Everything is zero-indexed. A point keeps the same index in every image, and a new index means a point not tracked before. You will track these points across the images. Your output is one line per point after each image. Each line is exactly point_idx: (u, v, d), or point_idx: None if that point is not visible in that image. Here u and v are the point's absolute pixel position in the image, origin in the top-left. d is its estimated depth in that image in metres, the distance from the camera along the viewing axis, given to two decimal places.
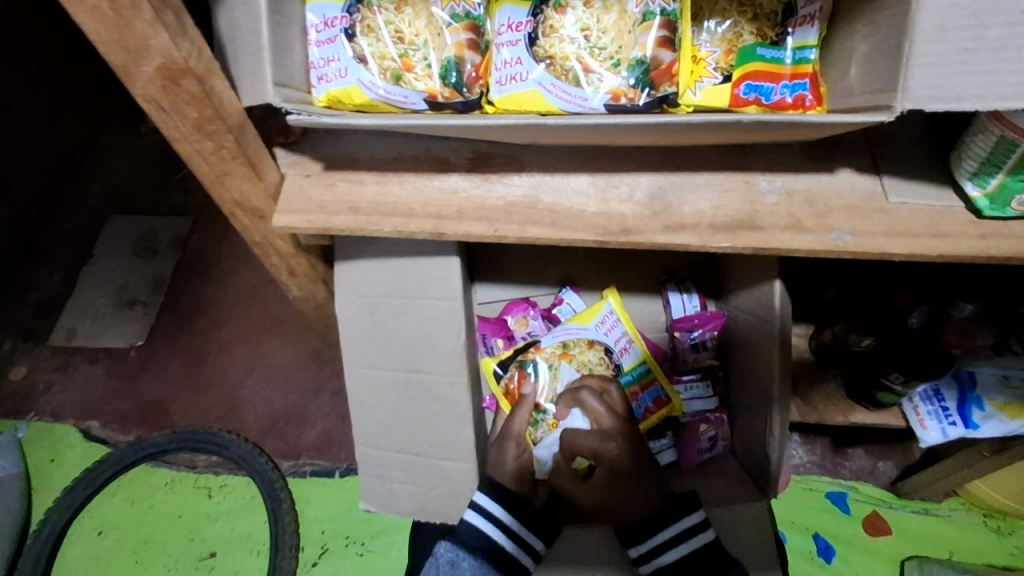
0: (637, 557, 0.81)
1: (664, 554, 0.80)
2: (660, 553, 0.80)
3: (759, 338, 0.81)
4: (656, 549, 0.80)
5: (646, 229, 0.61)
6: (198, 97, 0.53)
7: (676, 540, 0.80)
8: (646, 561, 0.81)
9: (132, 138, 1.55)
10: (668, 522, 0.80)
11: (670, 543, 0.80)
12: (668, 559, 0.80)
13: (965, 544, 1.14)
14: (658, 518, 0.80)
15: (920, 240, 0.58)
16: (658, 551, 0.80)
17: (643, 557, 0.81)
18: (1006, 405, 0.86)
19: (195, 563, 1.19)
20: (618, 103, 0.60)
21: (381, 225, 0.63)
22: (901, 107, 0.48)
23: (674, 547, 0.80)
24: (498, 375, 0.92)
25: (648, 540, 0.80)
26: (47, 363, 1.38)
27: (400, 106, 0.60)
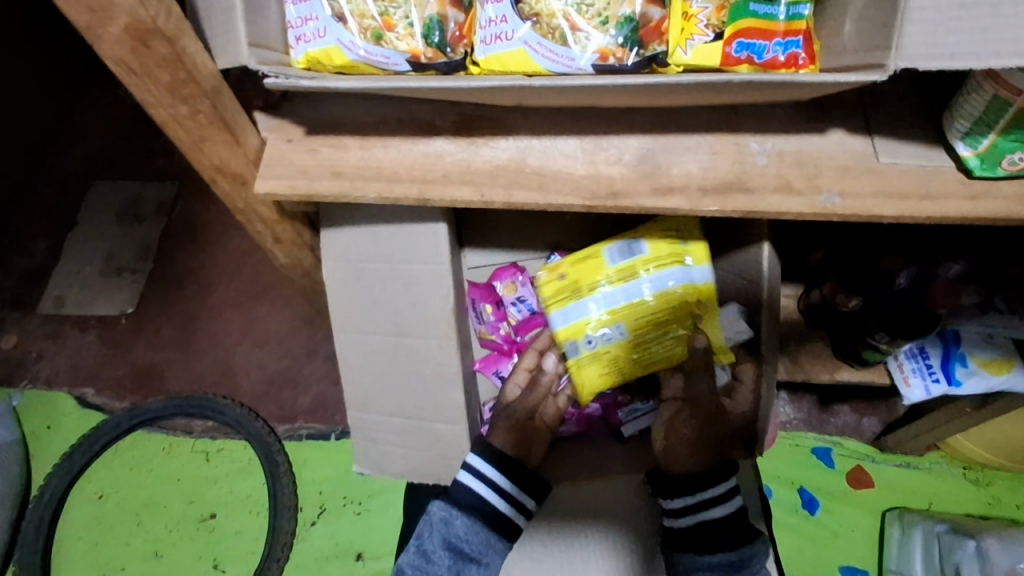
0: (680, 508, 0.82)
1: (709, 509, 0.82)
2: (706, 507, 0.82)
3: (747, 300, 0.84)
4: (705, 502, 0.81)
5: (634, 193, 0.60)
6: (170, 60, 0.51)
7: (718, 498, 0.82)
8: (688, 514, 0.82)
9: (111, 100, 1.51)
10: (720, 479, 0.82)
11: (716, 500, 0.82)
12: (711, 514, 0.82)
13: (943, 494, 1.18)
14: (706, 475, 0.82)
15: (909, 202, 0.58)
16: (706, 505, 0.82)
17: (686, 509, 0.82)
18: (989, 362, 0.88)
19: (196, 524, 1.21)
20: (606, 63, 0.58)
21: (365, 191, 0.62)
22: (894, 65, 0.47)
23: (720, 504, 0.82)
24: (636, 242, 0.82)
25: (701, 492, 0.81)
26: (37, 331, 1.37)
27: (382, 67, 0.58)
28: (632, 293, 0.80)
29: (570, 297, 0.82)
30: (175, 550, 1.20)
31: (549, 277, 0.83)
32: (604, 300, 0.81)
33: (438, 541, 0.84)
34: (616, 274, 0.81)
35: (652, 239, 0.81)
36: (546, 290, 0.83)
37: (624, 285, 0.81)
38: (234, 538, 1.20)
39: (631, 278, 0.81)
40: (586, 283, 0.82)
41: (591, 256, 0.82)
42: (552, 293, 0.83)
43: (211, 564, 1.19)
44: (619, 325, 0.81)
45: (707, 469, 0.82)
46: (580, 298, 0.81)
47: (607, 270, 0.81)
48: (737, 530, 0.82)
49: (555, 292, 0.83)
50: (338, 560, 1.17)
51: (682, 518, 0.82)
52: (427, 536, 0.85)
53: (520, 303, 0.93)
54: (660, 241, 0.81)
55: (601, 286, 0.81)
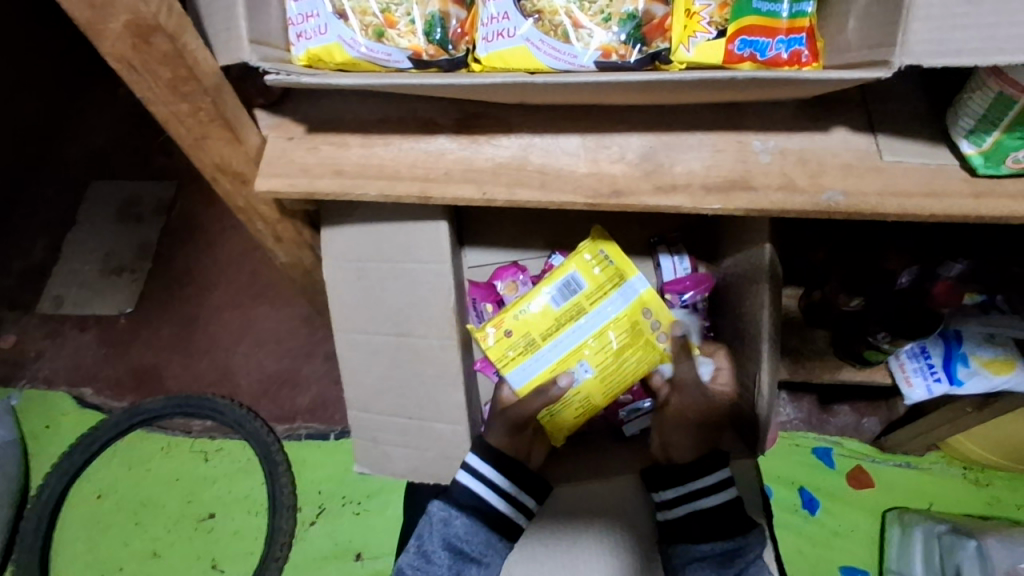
0: (672, 499, 0.85)
1: (700, 499, 0.85)
2: (697, 497, 0.84)
3: (750, 298, 0.81)
4: (696, 493, 0.84)
5: (637, 191, 0.60)
6: (170, 57, 0.51)
7: (710, 488, 0.85)
8: (681, 504, 0.85)
9: (110, 99, 1.50)
10: (711, 471, 0.85)
11: (707, 490, 0.85)
12: (702, 503, 0.85)
13: (943, 494, 1.18)
14: (698, 465, 0.85)
15: (913, 200, 0.58)
16: (696, 495, 0.85)
17: (678, 499, 0.85)
18: (992, 362, 0.89)
19: (196, 524, 1.21)
20: (609, 60, 0.58)
21: (366, 189, 0.62)
22: (899, 62, 0.46)
23: (711, 494, 0.85)
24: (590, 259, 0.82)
25: (691, 483, 0.84)
26: (36, 331, 1.37)
27: (384, 65, 0.58)
28: (582, 332, 0.81)
29: (524, 353, 0.81)
30: (174, 550, 1.19)
31: (494, 341, 0.80)
32: (559, 344, 0.81)
33: (438, 542, 0.84)
34: (563, 316, 0.81)
35: (581, 268, 0.82)
36: (495, 353, 0.81)
37: (571, 326, 0.81)
38: (233, 537, 1.20)
39: (580, 314, 0.81)
40: (537, 333, 0.81)
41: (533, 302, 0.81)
42: (501, 356, 0.81)
43: (210, 563, 1.18)
44: (583, 363, 0.81)
45: (700, 457, 0.85)
46: (536, 350, 0.81)
47: (554, 314, 0.81)
48: (729, 520, 0.85)
49: (504, 356, 0.81)
50: (337, 561, 1.16)
51: (674, 509, 0.85)
52: (427, 536, 0.85)
53: None
54: (589, 268, 0.82)
55: (552, 330, 0.81)
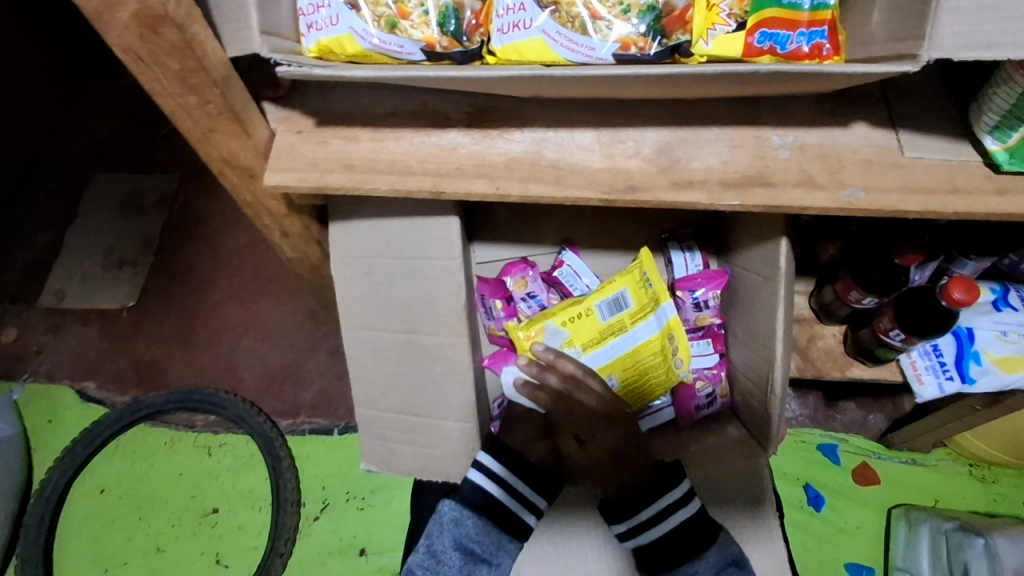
0: (621, 532, 0.84)
1: (645, 533, 0.82)
2: (646, 528, 0.82)
3: (766, 294, 0.79)
4: (637, 528, 0.82)
5: (653, 186, 0.59)
6: (179, 48, 0.49)
7: (659, 516, 0.82)
8: (631, 538, 0.84)
9: (111, 91, 1.49)
10: (648, 502, 0.82)
11: (656, 518, 0.82)
12: (653, 534, 0.82)
13: (949, 491, 1.17)
14: (640, 498, 0.82)
15: (935, 197, 0.57)
16: (638, 531, 0.83)
17: (626, 533, 0.84)
18: (1003, 359, 0.87)
19: (199, 519, 1.20)
20: (628, 53, 0.57)
21: (377, 183, 0.61)
22: (928, 56, 0.45)
23: (655, 526, 0.82)
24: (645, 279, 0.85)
25: (630, 519, 0.82)
26: (38, 325, 1.36)
27: (396, 57, 0.57)
28: (618, 350, 0.86)
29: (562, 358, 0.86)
30: (178, 544, 1.19)
31: (539, 342, 0.85)
32: (596, 356, 0.86)
33: (448, 541, 0.83)
34: (606, 329, 0.86)
35: (630, 288, 0.86)
36: (535, 352, 0.85)
37: (611, 341, 0.86)
38: (237, 532, 1.19)
39: (620, 331, 0.86)
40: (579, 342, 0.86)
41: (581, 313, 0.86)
42: (543, 358, 0.86)
43: (214, 558, 1.18)
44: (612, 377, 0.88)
45: (650, 481, 0.83)
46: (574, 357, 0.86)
47: (600, 325, 0.86)
48: (683, 545, 0.82)
49: (544, 356, 0.86)
50: (340, 557, 1.15)
51: (628, 541, 0.84)
52: (437, 536, 0.83)
53: (531, 299, 0.91)
54: (639, 290, 0.85)
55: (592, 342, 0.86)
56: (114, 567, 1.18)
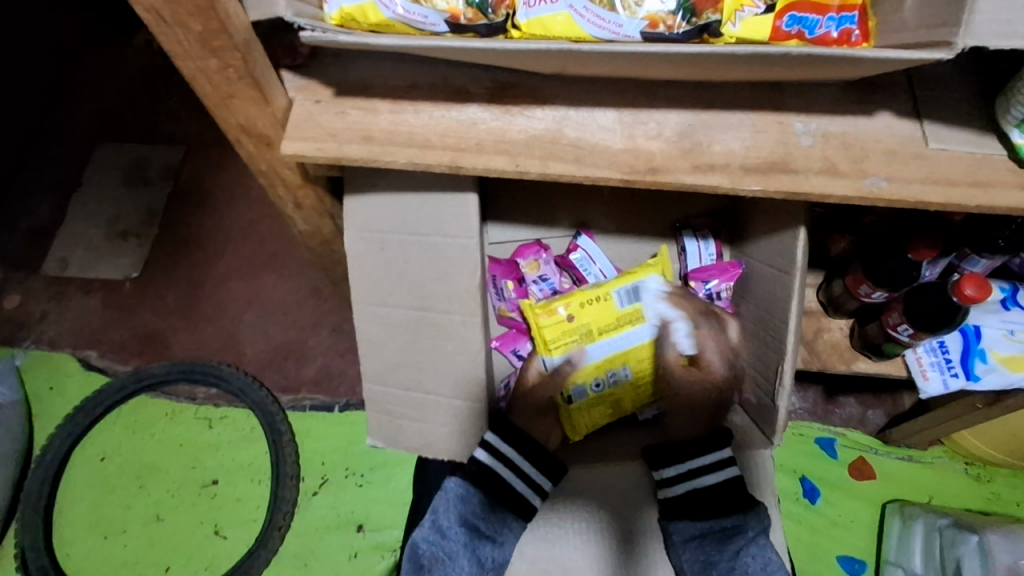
0: (673, 477, 0.85)
1: (702, 476, 0.84)
2: (698, 474, 0.84)
3: (781, 285, 0.79)
4: (698, 469, 0.84)
5: (674, 168, 0.58)
6: (202, 8, 0.48)
7: (715, 464, 0.85)
8: (681, 482, 0.84)
9: (118, 59, 1.48)
10: (715, 446, 0.85)
11: (709, 467, 0.85)
12: (704, 481, 0.84)
13: (944, 488, 1.18)
14: (707, 440, 0.85)
15: (959, 189, 0.56)
16: (698, 472, 0.84)
17: (680, 476, 0.84)
18: (1009, 359, 0.87)
19: (199, 489, 1.21)
20: (656, 31, 0.55)
21: (395, 156, 0.60)
22: (964, 43, 0.45)
23: (714, 470, 0.85)
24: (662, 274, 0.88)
25: (694, 459, 0.84)
26: (41, 292, 1.36)
27: (420, 27, 0.56)
28: (632, 338, 0.86)
29: (577, 339, 0.85)
30: (177, 514, 1.20)
31: (555, 319, 0.84)
32: (608, 343, 0.85)
33: (454, 517, 0.85)
34: (624, 316, 0.86)
35: (653, 280, 0.87)
36: (550, 333, 0.84)
37: (628, 327, 0.86)
38: (236, 504, 1.20)
39: (638, 320, 0.86)
40: (594, 326, 0.85)
41: (601, 297, 0.85)
42: (555, 336, 0.84)
43: (212, 529, 1.19)
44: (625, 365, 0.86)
45: (702, 436, 0.86)
46: (589, 341, 0.85)
47: (617, 313, 0.86)
48: (733, 496, 0.85)
49: (558, 336, 0.84)
50: (338, 531, 1.16)
51: (675, 486, 0.84)
52: (443, 511, 0.85)
53: (543, 282, 0.92)
54: (659, 281, 0.87)
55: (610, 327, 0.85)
56: (113, 534, 1.19)
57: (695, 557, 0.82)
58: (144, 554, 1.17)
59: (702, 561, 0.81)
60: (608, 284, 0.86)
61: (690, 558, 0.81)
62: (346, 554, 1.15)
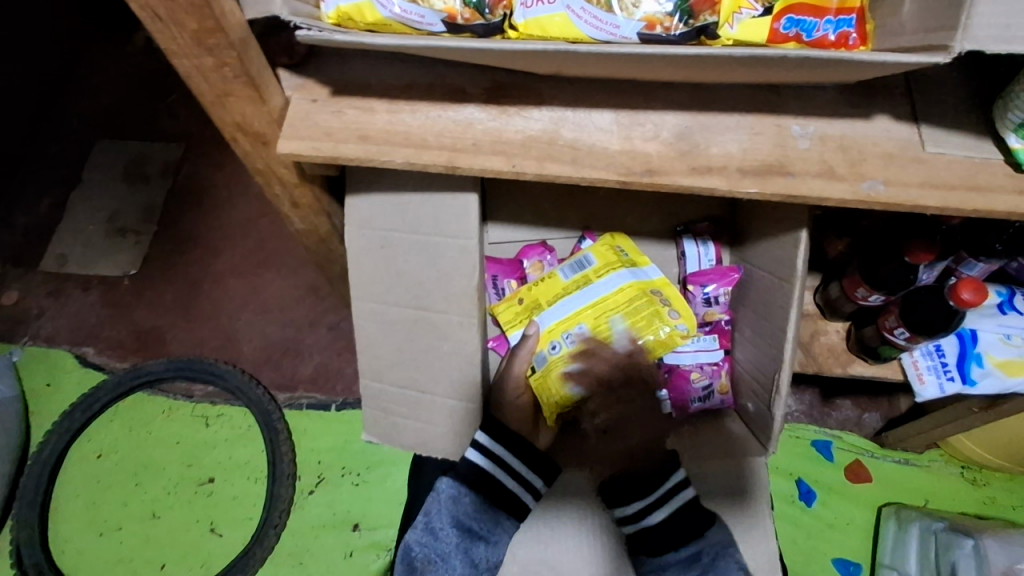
0: (625, 516, 0.84)
1: (651, 514, 0.83)
2: (645, 514, 0.83)
3: (781, 295, 0.79)
4: (645, 509, 0.83)
5: (671, 170, 0.58)
6: (197, 5, 0.48)
7: (661, 500, 0.83)
8: (633, 521, 0.84)
9: (118, 57, 1.48)
10: (659, 482, 0.83)
11: (653, 506, 0.83)
12: (653, 519, 0.83)
13: (940, 491, 1.18)
14: (651, 478, 0.84)
15: (955, 193, 0.56)
16: (644, 512, 0.83)
17: (630, 516, 0.84)
18: (1006, 363, 0.87)
19: (195, 487, 1.21)
20: (653, 33, 0.55)
21: (392, 155, 0.60)
22: (961, 47, 0.45)
23: (659, 507, 0.83)
24: (620, 249, 0.89)
25: (641, 499, 0.83)
26: (38, 288, 1.35)
27: (417, 27, 0.56)
28: (578, 301, 0.86)
29: (529, 317, 0.88)
30: (173, 511, 1.20)
31: (506, 304, 0.90)
32: (558, 310, 0.86)
33: (446, 519, 0.84)
34: (571, 283, 0.87)
35: (598, 250, 0.89)
36: (505, 315, 0.90)
37: (578, 292, 0.87)
38: (232, 502, 1.20)
39: (584, 284, 0.87)
40: (542, 299, 0.88)
41: (547, 276, 0.90)
42: (511, 318, 0.89)
43: (208, 526, 1.19)
44: (581, 326, 0.85)
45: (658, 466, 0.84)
46: (540, 312, 0.87)
47: (562, 285, 0.88)
48: (687, 526, 0.83)
49: (513, 318, 0.89)
50: (334, 530, 1.16)
51: (630, 525, 0.84)
52: (435, 513, 0.84)
53: None
54: (609, 251, 0.89)
55: (558, 296, 0.87)
56: (109, 531, 1.19)
57: None
58: (139, 552, 1.17)
59: None
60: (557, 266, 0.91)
61: None
62: (341, 553, 1.15)
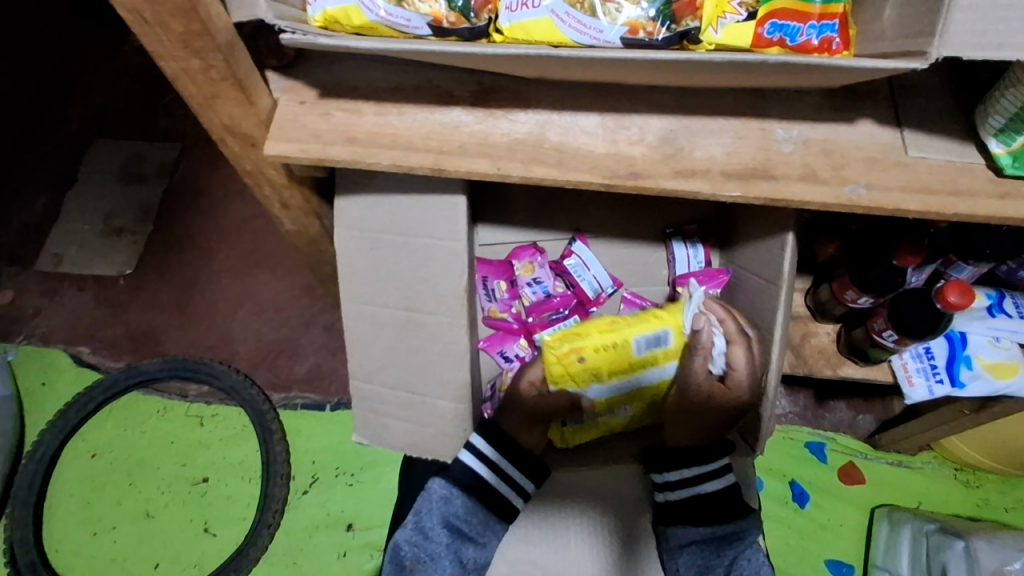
0: (676, 481, 0.84)
1: (704, 483, 0.85)
2: (700, 482, 0.84)
3: (768, 299, 0.80)
4: (701, 477, 0.84)
5: (655, 173, 0.59)
6: (184, 8, 0.48)
7: (716, 472, 0.85)
8: (683, 488, 0.84)
9: (114, 58, 1.49)
10: (716, 455, 0.85)
11: (710, 475, 0.85)
12: (703, 489, 0.85)
13: (932, 493, 1.18)
14: (705, 451, 0.85)
15: (937, 197, 0.57)
16: (700, 479, 0.84)
17: (680, 483, 0.84)
18: (994, 365, 0.87)
19: (189, 487, 1.21)
20: (636, 37, 0.55)
21: (379, 157, 0.60)
22: (938, 53, 0.45)
23: (714, 478, 0.85)
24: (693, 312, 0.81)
25: (699, 466, 0.84)
26: (34, 288, 1.35)
27: (402, 30, 0.56)
28: (637, 382, 0.81)
29: (583, 383, 0.80)
30: (167, 510, 1.20)
31: (564, 359, 0.79)
32: (616, 387, 0.81)
33: (437, 519, 0.86)
34: (638, 362, 0.80)
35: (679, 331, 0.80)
36: (558, 371, 0.79)
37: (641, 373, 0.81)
38: (226, 502, 1.20)
39: (651, 366, 0.81)
40: (605, 371, 0.79)
41: (619, 342, 0.78)
42: (562, 375, 0.80)
43: (202, 526, 1.19)
44: (627, 406, 0.84)
45: (704, 446, 0.84)
46: (598, 385, 0.80)
47: (631, 358, 0.79)
48: (729, 505, 0.86)
49: (566, 377, 0.80)
50: (327, 531, 1.16)
51: (676, 491, 0.84)
52: (426, 513, 0.86)
53: (537, 285, 0.92)
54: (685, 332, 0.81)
55: (620, 372, 0.80)
56: (103, 530, 1.19)
57: (693, 561, 0.84)
58: (133, 551, 1.18)
59: (700, 563, 0.84)
60: (634, 329, 0.79)
61: (687, 561, 0.84)
62: (334, 553, 1.15)
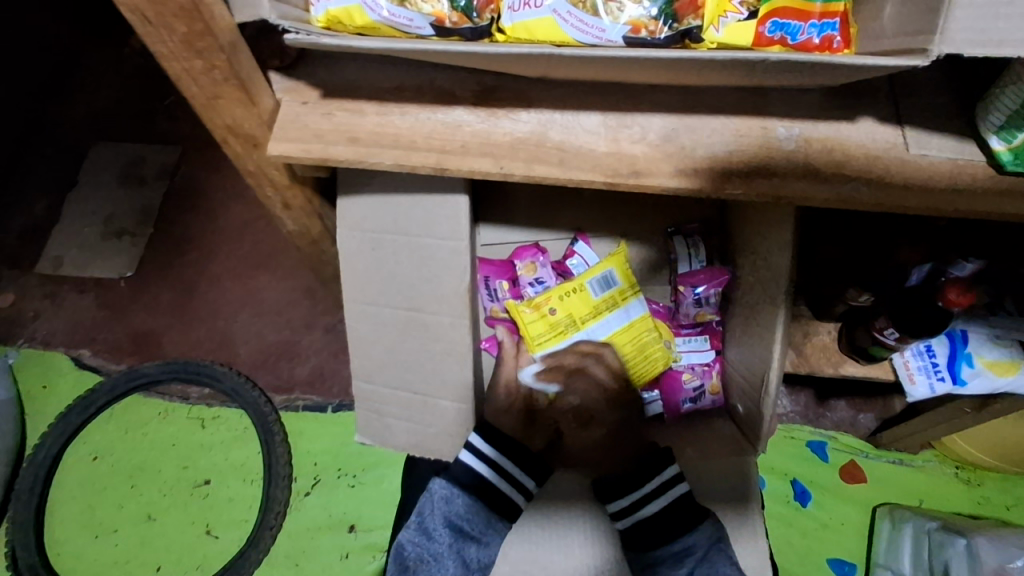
0: (617, 511, 0.85)
1: (642, 507, 0.84)
2: (639, 506, 0.84)
3: (768, 299, 0.80)
4: (638, 502, 0.84)
5: (658, 172, 0.59)
6: (187, 10, 0.48)
7: (653, 494, 0.84)
8: (627, 515, 0.85)
9: (114, 61, 1.49)
10: (649, 476, 0.84)
11: (646, 499, 0.84)
12: (646, 512, 0.84)
13: (933, 491, 1.18)
14: (637, 473, 0.85)
15: (937, 194, 0.57)
16: (636, 505, 0.84)
17: (622, 511, 0.85)
18: (995, 362, 0.88)
19: (190, 489, 1.21)
20: (638, 36, 0.56)
21: (381, 157, 0.61)
22: (938, 50, 0.46)
23: (652, 501, 0.84)
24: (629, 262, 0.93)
25: (632, 493, 0.84)
26: (35, 291, 1.36)
27: (405, 30, 0.56)
28: (609, 324, 0.90)
29: (560, 334, 0.90)
30: (168, 514, 1.20)
31: (537, 317, 0.89)
32: (590, 333, 0.90)
33: (439, 519, 0.85)
34: (601, 305, 0.90)
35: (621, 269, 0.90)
36: (536, 329, 0.89)
37: (608, 315, 0.90)
38: (226, 504, 1.20)
39: (614, 306, 0.90)
40: (574, 317, 0.90)
41: (575, 289, 0.90)
42: (539, 334, 0.89)
43: (204, 529, 1.19)
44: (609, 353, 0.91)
45: (637, 466, 0.86)
46: (574, 332, 0.90)
47: (593, 302, 0.90)
48: (678, 520, 0.84)
49: (543, 333, 0.89)
50: (328, 532, 1.16)
51: (622, 520, 0.86)
52: (429, 514, 0.86)
53: (538, 285, 0.92)
54: (625, 269, 0.91)
55: (589, 317, 0.90)
56: (104, 533, 1.19)
57: None
58: (134, 554, 1.17)
59: None
60: (582, 276, 0.90)
61: None
62: (336, 555, 1.15)
